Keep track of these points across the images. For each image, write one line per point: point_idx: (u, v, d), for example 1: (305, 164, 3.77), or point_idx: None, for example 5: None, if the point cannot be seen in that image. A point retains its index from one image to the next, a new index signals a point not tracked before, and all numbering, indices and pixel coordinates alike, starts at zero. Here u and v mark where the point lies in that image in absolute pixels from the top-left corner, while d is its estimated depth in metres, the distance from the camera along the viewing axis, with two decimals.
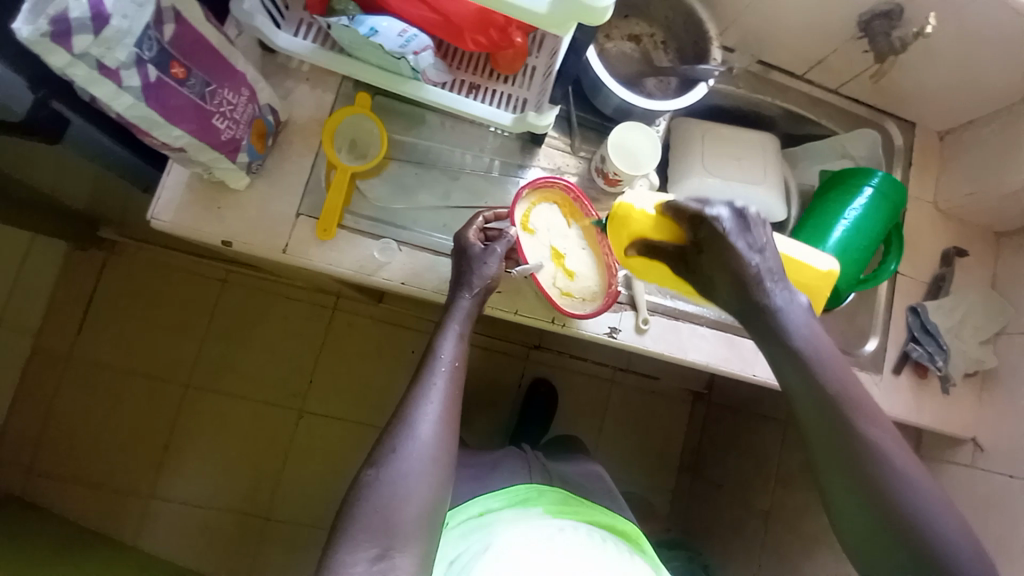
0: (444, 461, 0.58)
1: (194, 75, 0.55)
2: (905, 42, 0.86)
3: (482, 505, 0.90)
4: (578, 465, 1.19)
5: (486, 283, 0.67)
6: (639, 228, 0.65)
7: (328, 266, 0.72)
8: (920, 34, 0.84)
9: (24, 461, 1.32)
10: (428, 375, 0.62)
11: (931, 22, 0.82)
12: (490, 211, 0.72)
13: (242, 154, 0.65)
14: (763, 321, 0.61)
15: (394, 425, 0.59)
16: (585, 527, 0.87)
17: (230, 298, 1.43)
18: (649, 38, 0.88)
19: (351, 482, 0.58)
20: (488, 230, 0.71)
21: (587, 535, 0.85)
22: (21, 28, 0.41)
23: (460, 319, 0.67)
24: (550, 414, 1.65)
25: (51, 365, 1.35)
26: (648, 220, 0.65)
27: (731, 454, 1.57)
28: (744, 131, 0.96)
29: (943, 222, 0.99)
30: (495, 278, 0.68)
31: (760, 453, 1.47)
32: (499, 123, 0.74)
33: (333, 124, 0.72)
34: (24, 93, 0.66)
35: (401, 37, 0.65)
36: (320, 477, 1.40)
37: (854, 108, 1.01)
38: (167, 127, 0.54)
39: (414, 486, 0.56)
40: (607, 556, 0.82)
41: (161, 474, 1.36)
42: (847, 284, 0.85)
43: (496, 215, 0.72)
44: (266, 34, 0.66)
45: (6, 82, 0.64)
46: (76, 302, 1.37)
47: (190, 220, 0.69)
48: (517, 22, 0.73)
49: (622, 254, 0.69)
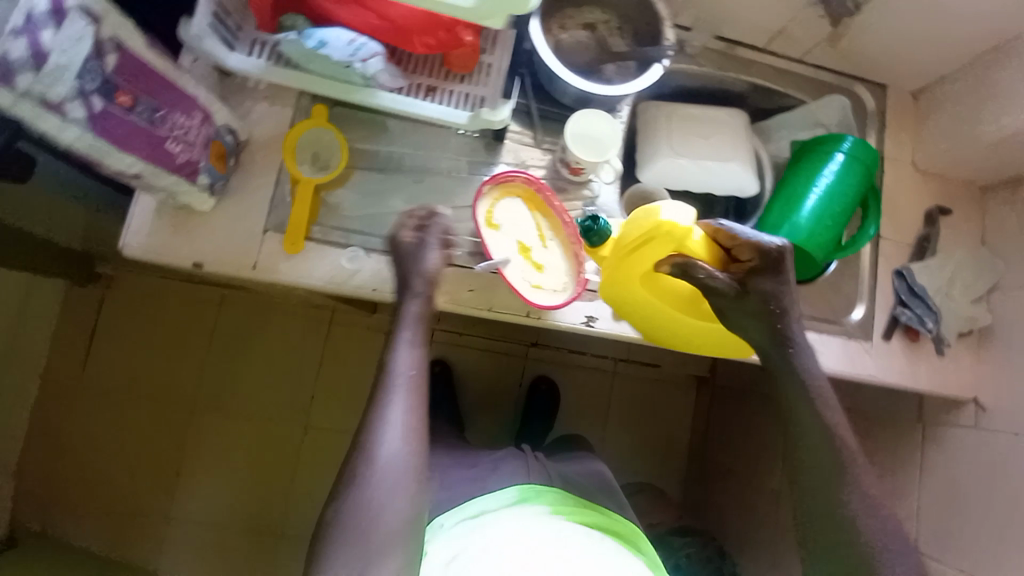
0: (418, 471, 0.62)
1: (141, 102, 0.56)
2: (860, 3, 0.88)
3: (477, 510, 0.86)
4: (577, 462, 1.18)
5: (429, 282, 0.67)
6: (694, 246, 0.65)
7: (299, 279, 0.73)
8: None
9: (39, 495, 1.35)
10: (390, 388, 0.63)
11: None
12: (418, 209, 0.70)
13: (202, 175, 0.66)
14: (782, 333, 0.69)
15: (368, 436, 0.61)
16: (584, 529, 0.85)
17: (228, 319, 1.45)
18: (604, 25, 0.87)
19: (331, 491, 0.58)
20: (422, 224, 0.69)
21: (584, 535, 0.84)
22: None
23: (410, 325, 0.67)
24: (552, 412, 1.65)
25: (59, 399, 1.38)
26: (699, 241, 0.66)
27: (739, 436, 1.56)
28: (711, 108, 0.95)
29: (924, 182, 0.97)
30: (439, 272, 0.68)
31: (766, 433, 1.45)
32: (456, 123, 0.74)
33: (294, 137, 0.73)
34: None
35: (351, 46, 0.68)
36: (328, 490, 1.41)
37: (822, 76, 1.00)
38: (119, 154, 0.56)
39: (388, 500, 0.60)
40: (606, 559, 0.80)
41: (173, 498, 1.38)
42: (824, 253, 0.84)
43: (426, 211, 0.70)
44: (217, 56, 0.68)
45: None
46: (78, 336, 1.40)
47: (160, 246, 0.70)
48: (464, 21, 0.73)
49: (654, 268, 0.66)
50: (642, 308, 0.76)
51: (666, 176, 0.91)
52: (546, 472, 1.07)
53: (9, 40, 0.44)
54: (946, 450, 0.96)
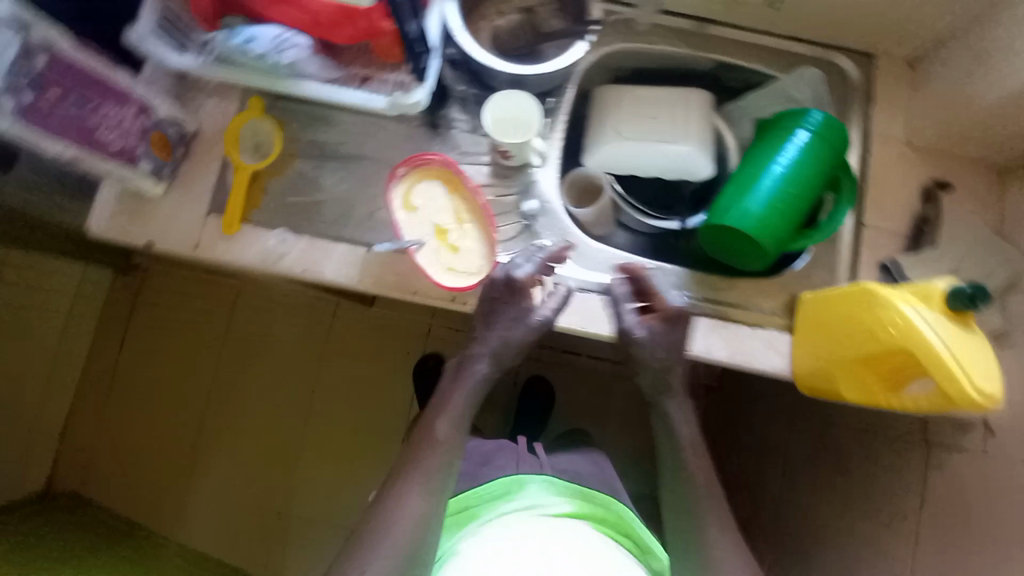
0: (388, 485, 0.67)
1: (70, 95, 0.63)
2: None
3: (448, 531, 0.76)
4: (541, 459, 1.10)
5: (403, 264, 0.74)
6: (941, 401, 0.61)
7: (235, 260, 0.79)
8: None
9: (79, 460, 1.57)
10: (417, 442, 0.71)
11: None
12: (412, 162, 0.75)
13: (142, 162, 0.72)
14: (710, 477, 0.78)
15: None
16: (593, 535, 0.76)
17: (242, 312, 1.62)
18: (541, 7, 0.83)
19: None
20: (422, 206, 0.75)
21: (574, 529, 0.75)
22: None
23: (467, 378, 0.75)
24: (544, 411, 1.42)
25: (103, 376, 1.60)
26: (928, 401, 0.63)
27: (728, 440, 1.37)
28: (665, 88, 0.88)
29: (916, 161, 0.84)
30: (438, 252, 0.74)
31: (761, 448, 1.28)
32: (376, 108, 0.75)
33: (233, 126, 0.79)
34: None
35: (274, 42, 0.73)
36: (322, 470, 1.56)
37: (795, 49, 0.88)
38: (52, 140, 0.62)
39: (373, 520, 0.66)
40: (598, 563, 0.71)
41: (202, 474, 1.58)
42: (777, 243, 0.76)
43: (418, 173, 0.75)
44: (158, 56, 0.73)
45: None
46: (122, 322, 1.61)
47: (121, 227, 0.79)
48: (377, 10, 0.72)
49: (894, 351, 0.63)
50: (827, 333, 0.71)
51: (610, 163, 0.87)
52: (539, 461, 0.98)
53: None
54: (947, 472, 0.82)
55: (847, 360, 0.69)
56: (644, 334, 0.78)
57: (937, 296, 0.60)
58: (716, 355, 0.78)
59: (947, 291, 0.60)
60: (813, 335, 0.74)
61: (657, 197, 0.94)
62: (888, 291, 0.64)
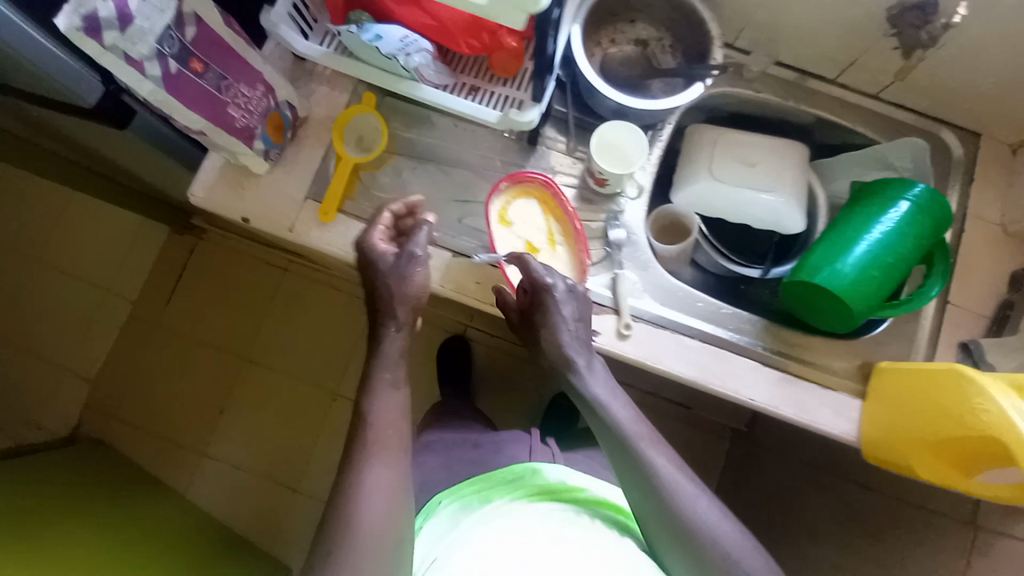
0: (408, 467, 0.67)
1: (211, 69, 0.63)
2: (934, 36, 0.75)
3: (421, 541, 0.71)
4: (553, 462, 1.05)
5: (415, 294, 0.74)
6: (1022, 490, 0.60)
7: (325, 246, 0.81)
8: (949, 25, 0.73)
9: (105, 409, 1.55)
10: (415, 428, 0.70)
11: (960, 11, 0.71)
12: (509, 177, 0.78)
13: (257, 141, 0.75)
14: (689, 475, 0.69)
15: None
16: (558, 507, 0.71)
17: (287, 284, 1.63)
18: (655, 42, 0.84)
19: None
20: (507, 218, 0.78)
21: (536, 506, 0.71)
22: (60, 21, 0.49)
23: (388, 361, 0.72)
24: (569, 425, 1.35)
25: (140, 328, 1.59)
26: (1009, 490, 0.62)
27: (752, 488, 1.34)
28: (762, 136, 0.88)
29: (1008, 246, 0.83)
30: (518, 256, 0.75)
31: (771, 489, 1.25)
32: (486, 121, 0.77)
33: (343, 119, 0.82)
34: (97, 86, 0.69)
35: (401, 42, 0.73)
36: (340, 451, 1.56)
37: (900, 116, 0.87)
38: (185, 111, 0.62)
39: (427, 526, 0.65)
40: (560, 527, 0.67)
41: (212, 436, 1.57)
42: (865, 308, 0.75)
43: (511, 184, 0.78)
44: (289, 41, 0.76)
45: (82, 77, 0.67)
46: (167, 276, 1.61)
47: (218, 198, 0.81)
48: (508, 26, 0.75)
49: (977, 435, 0.62)
50: (905, 407, 0.71)
51: (698, 201, 0.86)
52: (553, 453, 0.96)
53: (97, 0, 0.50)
54: None
55: (926, 436, 0.68)
56: (711, 379, 0.79)
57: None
58: (783, 411, 0.78)
59: None
60: (892, 410, 0.73)
61: (745, 247, 0.95)
62: (984, 377, 0.64)
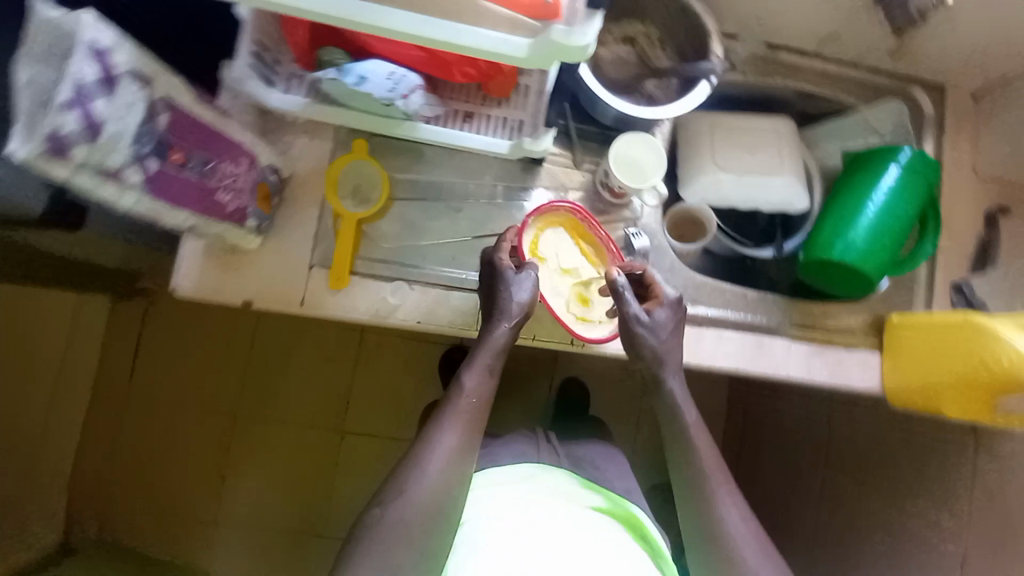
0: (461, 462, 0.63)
1: (193, 156, 0.55)
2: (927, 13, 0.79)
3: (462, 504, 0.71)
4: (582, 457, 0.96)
5: (523, 310, 0.68)
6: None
7: (345, 313, 0.74)
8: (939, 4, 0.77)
9: (84, 503, 1.26)
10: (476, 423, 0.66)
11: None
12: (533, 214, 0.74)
13: (249, 219, 0.66)
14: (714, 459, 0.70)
15: None
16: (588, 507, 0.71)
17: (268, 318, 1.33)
18: (644, 37, 0.82)
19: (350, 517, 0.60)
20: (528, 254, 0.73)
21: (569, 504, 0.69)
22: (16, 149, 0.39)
23: (491, 351, 0.68)
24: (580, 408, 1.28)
25: (99, 404, 1.27)
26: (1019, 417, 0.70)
27: None
28: (754, 116, 0.89)
29: (981, 189, 0.90)
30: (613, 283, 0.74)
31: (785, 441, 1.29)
32: (497, 152, 0.74)
33: (334, 171, 0.74)
34: (36, 188, 0.59)
35: (390, 80, 0.64)
36: (367, 486, 1.32)
37: (876, 79, 0.92)
38: (174, 212, 0.54)
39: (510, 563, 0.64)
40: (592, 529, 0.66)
41: (221, 506, 1.29)
42: (879, 273, 0.80)
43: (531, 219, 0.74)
44: (261, 97, 0.67)
45: (20, 182, 0.56)
46: (122, 335, 1.29)
47: (210, 286, 0.71)
48: None
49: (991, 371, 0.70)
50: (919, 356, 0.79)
51: (710, 194, 0.87)
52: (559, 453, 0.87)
53: (60, 115, 0.39)
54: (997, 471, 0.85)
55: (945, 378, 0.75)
56: (751, 365, 0.82)
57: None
58: (819, 380, 0.83)
59: None
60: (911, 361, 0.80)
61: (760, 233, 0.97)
62: (996, 321, 0.72)
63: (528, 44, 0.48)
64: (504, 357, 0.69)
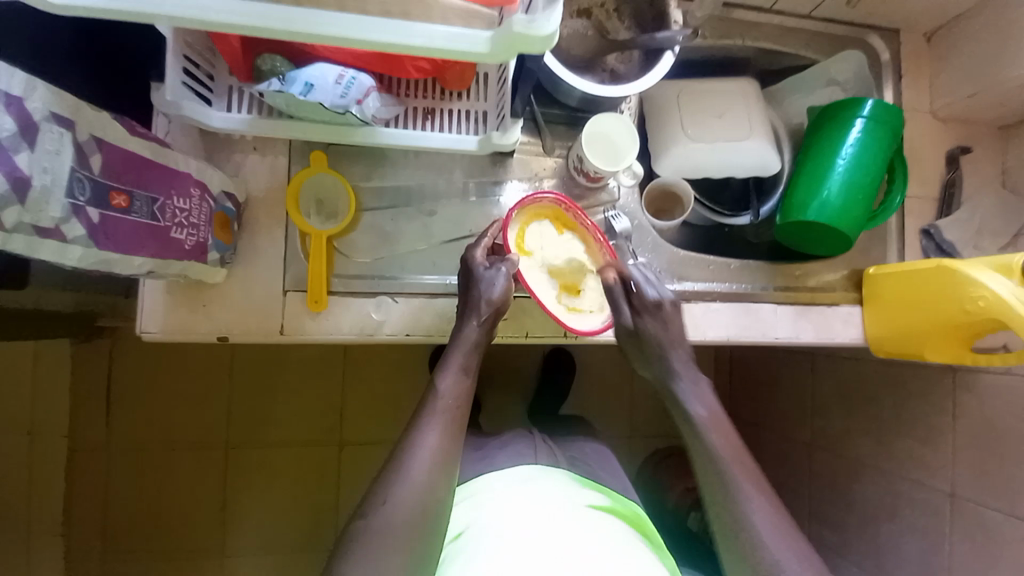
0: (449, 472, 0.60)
1: (137, 196, 0.50)
2: None
3: (458, 516, 0.71)
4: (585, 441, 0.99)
5: (493, 307, 0.66)
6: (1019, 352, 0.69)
7: (329, 335, 0.72)
8: None
9: (89, 554, 1.21)
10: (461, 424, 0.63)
11: None
12: (517, 206, 0.71)
13: (211, 252, 0.62)
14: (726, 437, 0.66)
15: (388, 477, 0.59)
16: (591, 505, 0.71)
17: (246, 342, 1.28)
18: (599, 8, 0.79)
19: (339, 540, 0.57)
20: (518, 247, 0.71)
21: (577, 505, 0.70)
22: None
23: (462, 349, 0.66)
24: (568, 385, 1.30)
25: (84, 454, 1.21)
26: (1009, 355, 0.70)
27: None
28: (718, 81, 0.88)
29: (941, 130, 0.92)
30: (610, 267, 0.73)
31: (770, 390, 1.35)
32: (465, 149, 0.70)
33: (295, 189, 0.69)
34: None
35: (340, 85, 0.60)
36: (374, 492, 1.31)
37: (832, 30, 0.92)
38: (127, 260, 0.50)
39: None
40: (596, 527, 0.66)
41: (225, 536, 1.26)
42: (856, 228, 0.81)
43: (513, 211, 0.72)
44: (200, 119, 0.61)
45: None
46: (95, 381, 1.22)
47: (178, 325, 0.67)
48: None
49: (970, 313, 0.71)
50: (899, 305, 0.81)
51: (684, 166, 0.85)
52: (555, 452, 0.90)
53: None
54: (976, 399, 0.89)
55: (929, 325, 0.77)
56: (740, 332, 0.83)
57: (1018, 267, 0.69)
58: (805, 337, 0.85)
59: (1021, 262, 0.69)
60: (894, 313, 0.82)
61: (736, 200, 0.97)
62: (970, 266, 0.72)
63: (488, 38, 0.45)
64: (481, 354, 0.67)
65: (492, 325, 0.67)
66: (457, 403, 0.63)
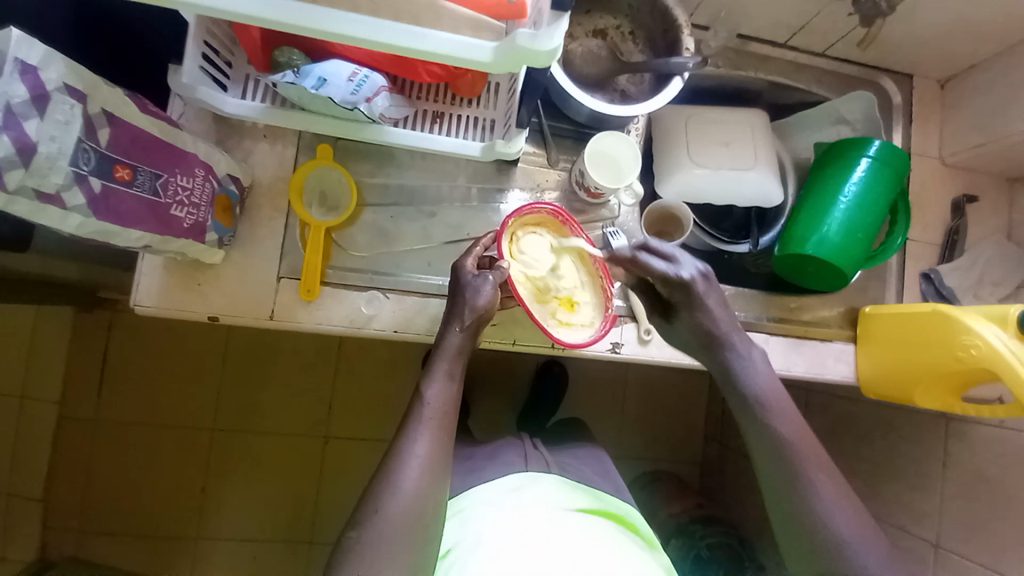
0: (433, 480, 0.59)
1: (141, 171, 0.51)
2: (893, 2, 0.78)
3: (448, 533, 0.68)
4: (578, 450, 0.98)
5: (477, 314, 0.66)
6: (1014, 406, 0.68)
7: (318, 325, 0.72)
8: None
9: (69, 522, 1.22)
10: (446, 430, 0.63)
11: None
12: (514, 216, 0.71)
13: (210, 233, 0.63)
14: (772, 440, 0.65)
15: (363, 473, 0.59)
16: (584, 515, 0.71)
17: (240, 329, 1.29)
18: (615, 31, 0.82)
19: (333, 549, 0.57)
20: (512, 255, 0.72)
21: (566, 515, 0.69)
22: None
23: (448, 356, 0.66)
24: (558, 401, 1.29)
25: (74, 424, 1.22)
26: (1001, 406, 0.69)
27: None
28: (729, 110, 0.89)
29: (948, 176, 0.92)
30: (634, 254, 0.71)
31: None
32: (469, 155, 0.71)
33: (298, 180, 0.71)
34: None
35: (353, 82, 0.61)
36: (356, 487, 1.31)
37: (844, 69, 0.93)
38: (125, 232, 0.51)
39: None
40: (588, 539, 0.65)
41: (202, 519, 1.26)
42: (853, 266, 0.81)
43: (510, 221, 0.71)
44: (212, 103, 0.63)
45: None
46: (91, 352, 1.23)
47: (172, 301, 0.68)
48: None
49: (963, 362, 0.71)
50: (892, 348, 0.80)
51: (686, 190, 0.86)
52: (547, 459, 0.90)
53: None
54: (968, 451, 0.87)
55: (923, 371, 0.76)
56: None
57: (1013, 319, 0.68)
58: (795, 371, 0.85)
59: (1017, 314, 0.68)
60: (891, 356, 0.81)
61: (737, 225, 0.98)
62: (966, 314, 0.71)
63: (492, 47, 0.46)
64: (465, 360, 0.67)
65: (472, 333, 0.67)
66: (446, 410, 0.63)
